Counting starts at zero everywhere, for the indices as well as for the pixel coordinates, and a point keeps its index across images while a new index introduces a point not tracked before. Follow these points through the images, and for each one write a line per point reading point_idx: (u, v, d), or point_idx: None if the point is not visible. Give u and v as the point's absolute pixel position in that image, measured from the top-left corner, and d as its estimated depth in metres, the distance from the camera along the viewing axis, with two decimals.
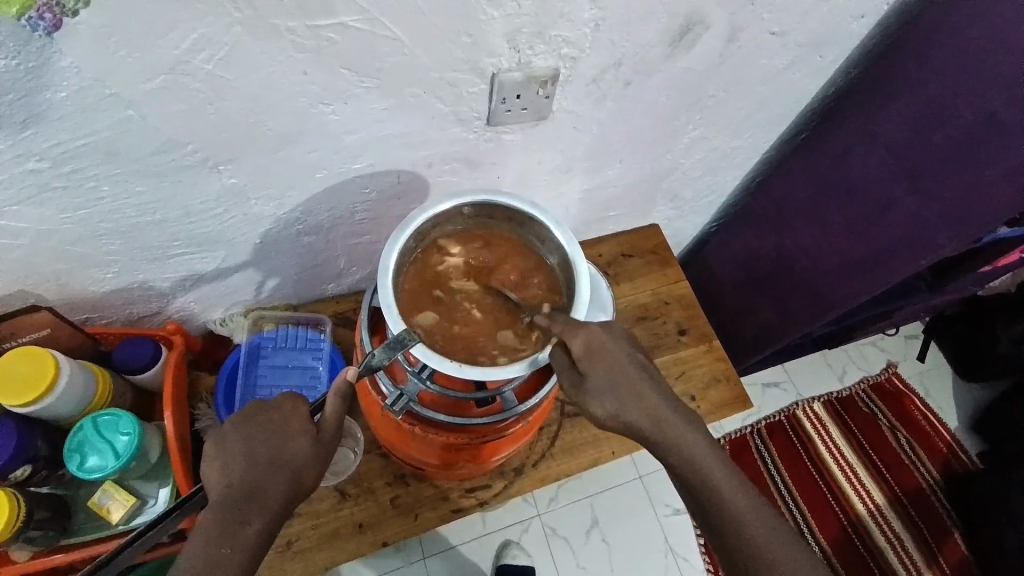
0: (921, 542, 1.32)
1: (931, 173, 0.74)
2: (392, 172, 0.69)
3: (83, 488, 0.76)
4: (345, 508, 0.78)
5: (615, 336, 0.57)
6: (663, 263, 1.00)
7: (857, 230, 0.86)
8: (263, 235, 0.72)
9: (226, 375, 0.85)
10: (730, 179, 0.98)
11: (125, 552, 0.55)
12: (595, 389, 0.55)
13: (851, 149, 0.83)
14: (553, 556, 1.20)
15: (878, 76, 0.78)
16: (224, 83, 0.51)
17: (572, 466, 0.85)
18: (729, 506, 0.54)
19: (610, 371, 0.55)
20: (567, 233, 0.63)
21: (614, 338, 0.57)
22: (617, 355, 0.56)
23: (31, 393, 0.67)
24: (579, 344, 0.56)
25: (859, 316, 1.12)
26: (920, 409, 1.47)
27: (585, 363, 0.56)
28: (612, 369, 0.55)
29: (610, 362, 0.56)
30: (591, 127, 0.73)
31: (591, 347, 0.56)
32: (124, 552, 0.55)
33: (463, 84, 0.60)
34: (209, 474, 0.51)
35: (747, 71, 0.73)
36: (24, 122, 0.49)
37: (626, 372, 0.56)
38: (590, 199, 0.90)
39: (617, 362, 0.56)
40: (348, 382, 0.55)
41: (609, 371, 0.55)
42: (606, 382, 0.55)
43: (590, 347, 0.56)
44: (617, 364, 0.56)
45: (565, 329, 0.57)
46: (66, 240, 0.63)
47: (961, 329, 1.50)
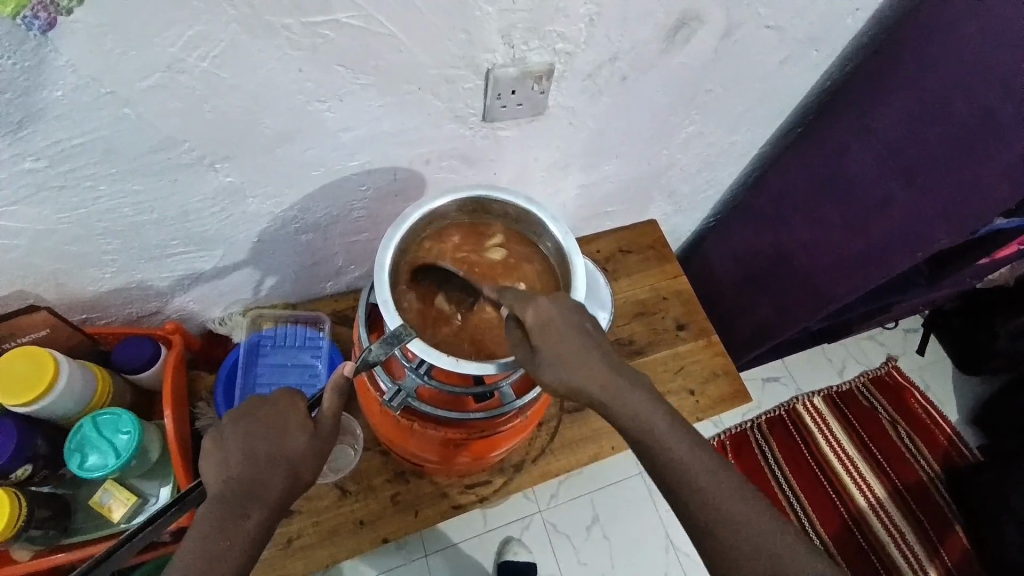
0: (921, 535, 1.32)
1: (926, 167, 0.75)
2: (389, 169, 0.69)
3: (83, 487, 0.76)
4: (346, 506, 0.78)
5: (567, 308, 0.55)
6: (661, 259, 1.00)
7: (854, 224, 0.86)
8: (261, 233, 0.73)
9: (225, 374, 0.85)
10: (728, 175, 0.98)
11: (112, 557, 0.53)
12: (544, 361, 0.53)
13: (848, 143, 0.83)
14: (554, 552, 1.21)
15: (873, 70, 0.78)
16: (219, 81, 0.52)
17: (572, 462, 0.85)
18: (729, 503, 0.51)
19: (559, 344, 0.53)
20: (563, 229, 0.63)
21: (563, 309, 0.55)
22: (565, 326, 0.54)
23: (30, 393, 0.67)
24: (530, 317, 0.54)
25: (858, 310, 1.12)
26: (920, 403, 1.47)
27: (536, 334, 0.54)
28: (561, 341, 0.53)
29: (559, 335, 0.53)
30: (587, 123, 0.73)
31: (542, 319, 0.54)
32: (111, 557, 0.53)
33: (459, 81, 0.60)
34: (208, 470, 0.51)
35: (743, 65, 0.73)
36: (20, 121, 0.49)
37: (577, 344, 0.53)
38: (587, 195, 0.90)
39: (565, 334, 0.53)
40: (345, 377, 0.55)
41: (558, 343, 0.53)
42: (558, 355, 0.53)
43: (541, 320, 0.54)
44: (567, 336, 0.53)
45: (517, 303, 0.55)
46: (64, 239, 0.63)
47: (960, 323, 1.50)
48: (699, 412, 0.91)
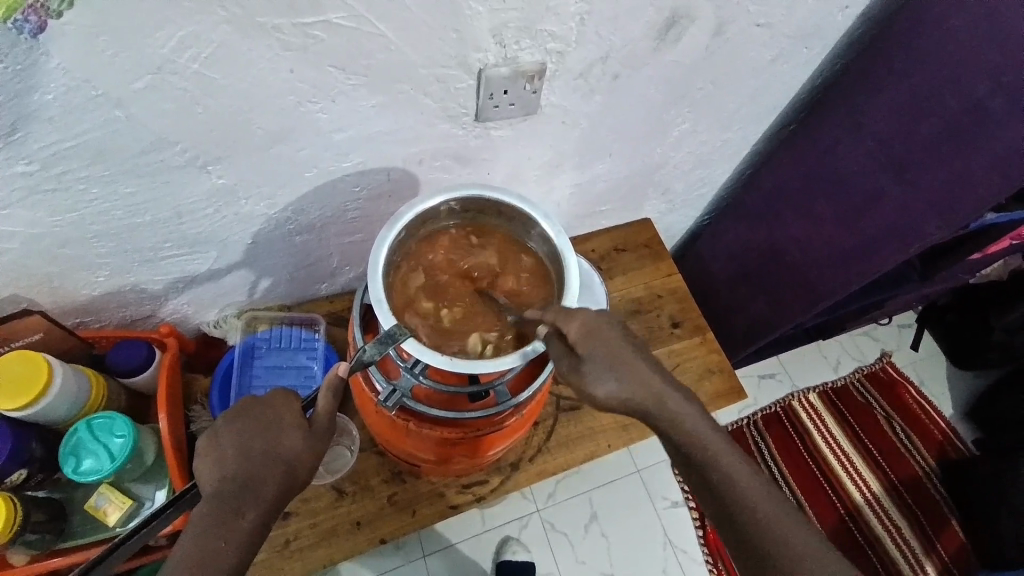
0: (917, 528, 1.33)
1: (915, 160, 0.75)
2: (383, 170, 0.69)
3: (79, 491, 0.76)
4: (343, 507, 0.78)
5: (606, 320, 0.57)
6: (655, 257, 1.01)
7: (846, 220, 0.87)
8: (255, 235, 0.73)
9: (220, 376, 0.85)
10: (721, 172, 0.99)
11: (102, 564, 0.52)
12: (599, 373, 0.55)
13: (839, 139, 0.83)
14: (552, 551, 1.21)
15: (863, 66, 0.78)
16: (212, 82, 0.52)
17: (569, 460, 0.85)
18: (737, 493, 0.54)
19: (609, 353, 0.55)
20: (556, 227, 0.63)
21: (605, 319, 0.57)
22: (610, 336, 0.56)
23: (28, 395, 0.67)
24: (576, 329, 0.55)
25: (851, 306, 1.13)
26: (914, 397, 1.48)
27: (584, 345, 0.55)
28: (608, 350, 0.55)
29: (606, 345, 0.55)
30: (580, 121, 0.74)
31: (588, 328, 0.56)
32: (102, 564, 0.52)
33: (451, 80, 0.60)
34: (202, 470, 0.51)
35: (735, 62, 0.74)
36: (12, 125, 0.49)
37: (626, 351, 0.56)
38: (581, 194, 0.91)
39: (613, 344, 0.56)
40: (340, 377, 0.56)
41: (608, 354, 0.55)
42: (607, 364, 0.55)
43: (587, 330, 0.55)
44: (615, 346, 0.56)
45: (560, 315, 0.56)
46: (57, 243, 0.63)
47: (954, 317, 1.51)
48: None
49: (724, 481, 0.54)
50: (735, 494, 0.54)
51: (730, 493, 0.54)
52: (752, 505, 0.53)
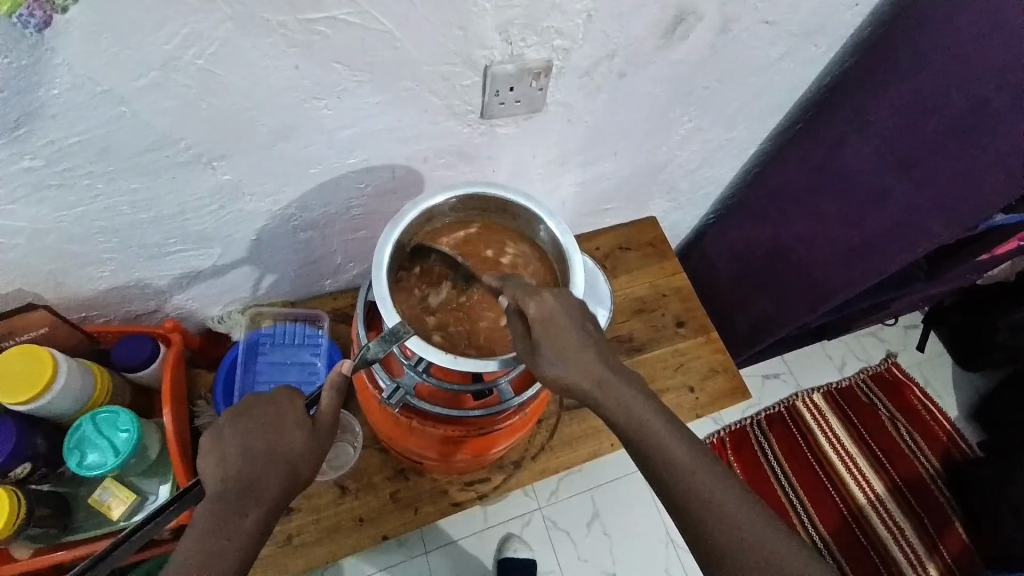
0: (921, 530, 1.33)
1: (921, 159, 0.75)
2: (387, 167, 0.69)
3: (83, 485, 0.76)
4: (345, 503, 0.78)
5: (568, 307, 0.54)
6: (659, 255, 1.00)
7: (852, 219, 0.86)
8: (259, 232, 0.73)
9: (224, 372, 0.85)
10: (726, 171, 0.98)
11: (107, 559, 0.52)
12: (547, 357, 0.52)
13: (845, 138, 0.82)
14: (554, 549, 1.21)
15: (870, 65, 0.78)
16: (215, 78, 0.51)
17: (572, 458, 0.85)
18: (705, 503, 0.51)
19: (561, 339, 0.53)
20: (560, 225, 0.63)
21: (566, 303, 0.55)
22: (567, 323, 0.53)
23: (31, 389, 0.67)
24: (533, 310, 0.53)
25: (857, 305, 1.12)
26: (919, 398, 1.47)
27: (538, 328, 0.53)
28: (562, 335, 0.53)
29: (562, 331, 0.53)
30: (585, 119, 0.73)
31: (544, 313, 0.53)
32: (107, 559, 0.52)
33: (456, 78, 0.60)
34: (205, 467, 0.51)
35: (742, 60, 0.73)
36: (17, 120, 0.49)
37: (578, 338, 0.53)
38: (586, 192, 0.90)
39: (567, 331, 0.53)
40: (343, 375, 0.56)
41: (558, 339, 0.53)
42: (559, 349, 0.53)
43: (543, 314, 0.53)
44: (567, 333, 0.53)
45: (521, 294, 0.55)
46: (63, 238, 0.63)
47: (959, 318, 1.50)
48: (700, 408, 0.91)
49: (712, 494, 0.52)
50: (700, 503, 0.51)
51: (694, 506, 0.51)
52: (718, 515, 0.51)
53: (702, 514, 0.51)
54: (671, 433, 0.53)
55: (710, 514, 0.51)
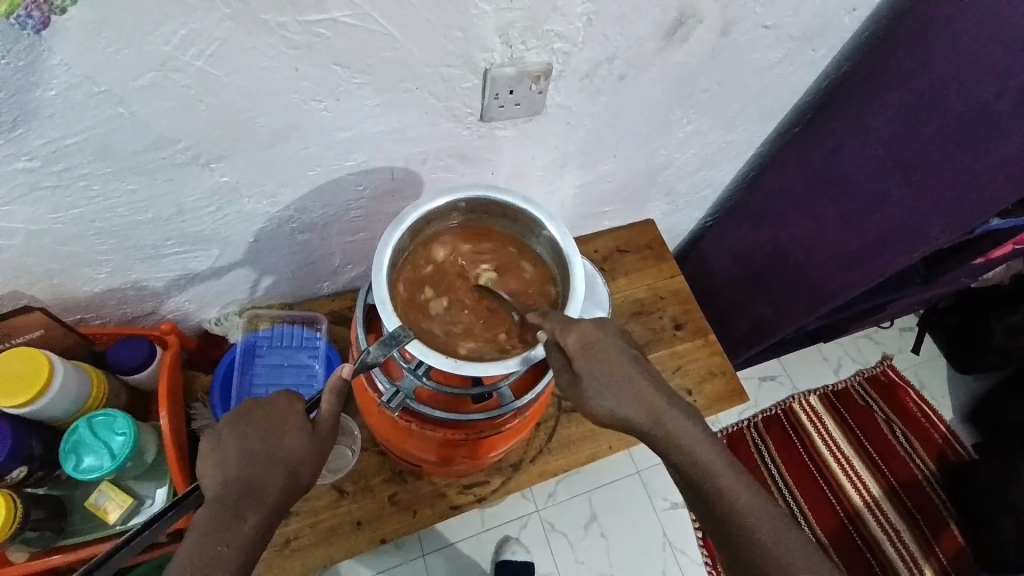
0: (917, 532, 1.33)
1: (921, 163, 0.75)
2: (387, 169, 0.69)
3: (79, 488, 0.76)
4: (343, 506, 0.78)
5: (604, 330, 0.56)
6: (658, 258, 1.00)
7: (850, 222, 0.87)
8: (257, 233, 0.72)
9: (221, 374, 0.85)
10: (725, 173, 0.98)
11: (104, 564, 0.52)
12: (596, 388, 0.55)
13: (844, 141, 0.83)
14: (551, 551, 1.21)
15: (869, 69, 0.78)
16: (216, 79, 0.51)
17: (570, 461, 0.85)
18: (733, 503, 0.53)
19: (608, 367, 0.55)
20: (561, 228, 0.63)
21: (607, 333, 0.57)
22: (610, 348, 0.56)
23: (28, 391, 0.67)
24: (573, 342, 0.55)
25: (854, 308, 1.12)
26: (914, 400, 1.48)
27: (583, 359, 0.55)
28: (606, 364, 0.55)
29: (605, 358, 0.55)
30: (585, 122, 0.73)
31: (587, 342, 0.55)
32: (104, 564, 0.52)
33: (456, 80, 0.60)
34: (204, 471, 0.50)
35: (741, 63, 0.73)
36: (14, 121, 0.48)
37: (625, 366, 0.56)
38: (584, 195, 0.90)
39: (613, 357, 0.55)
40: (344, 379, 0.55)
41: (606, 369, 0.55)
42: (604, 380, 0.55)
43: (586, 343, 0.55)
44: (614, 361, 0.55)
45: (558, 328, 0.56)
46: (59, 239, 0.62)
47: (956, 320, 1.51)
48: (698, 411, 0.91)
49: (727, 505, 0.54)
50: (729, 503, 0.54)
51: (723, 506, 0.54)
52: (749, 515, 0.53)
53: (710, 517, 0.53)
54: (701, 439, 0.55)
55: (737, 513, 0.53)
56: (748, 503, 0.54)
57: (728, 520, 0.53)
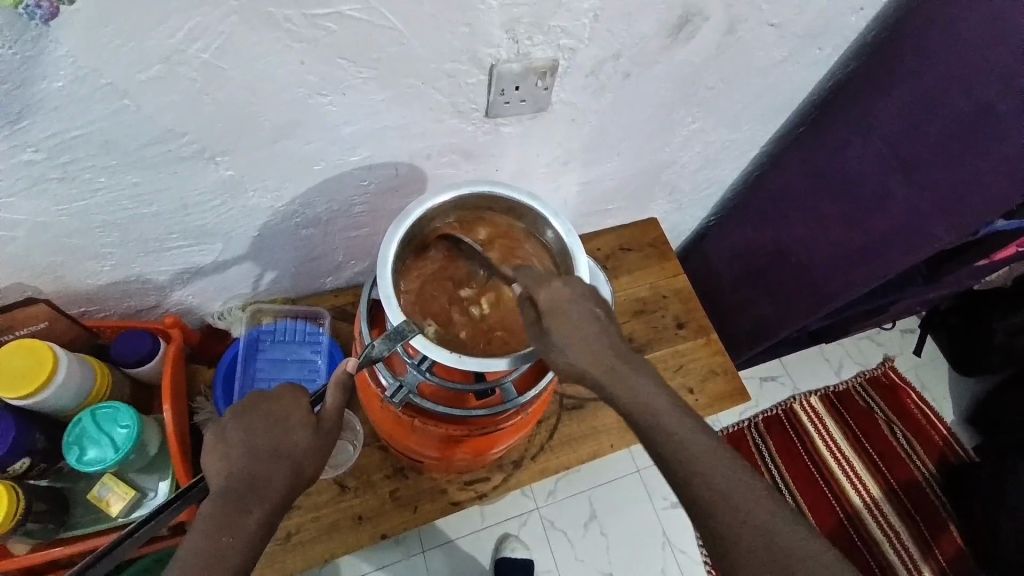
0: (916, 533, 1.33)
1: (925, 162, 0.75)
2: (391, 164, 0.69)
3: (81, 481, 0.76)
4: (344, 501, 0.78)
5: (579, 295, 0.55)
6: (661, 256, 1.00)
7: (854, 223, 0.86)
8: (261, 228, 0.72)
9: (224, 369, 0.85)
10: (728, 173, 0.98)
11: (105, 559, 0.53)
12: (558, 345, 0.53)
13: (849, 141, 0.83)
14: (551, 549, 1.21)
15: (874, 69, 0.78)
16: (221, 72, 0.51)
17: (572, 458, 0.85)
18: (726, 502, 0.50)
19: (574, 327, 0.54)
20: (566, 225, 0.63)
21: (578, 295, 0.55)
22: (579, 310, 0.54)
23: (34, 381, 0.67)
24: (543, 298, 0.55)
25: (856, 309, 1.12)
26: (915, 402, 1.48)
27: (547, 317, 0.54)
28: (570, 322, 0.54)
29: (572, 318, 0.54)
30: (589, 119, 0.73)
31: (554, 302, 0.55)
32: (104, 560, 0.53)
33: (462, 75, 0.60)
34: (209, 464, 0.51)
35: (746, 62, 0.73)
36: (20, 112, 0.48)
37: (593, 328, 0.54)
38: (588, 192, 0.90)
39: (580, 317, 0.54)
40: (348, 373, 0.55)
41: (569, 329, 0.54)
42: (566, 337, 0.53)
43: (552, 303, 0.55)
44: (580, 323, 0.54)
45: (533, 284, 0.57)
46: (63, 232, 0.62)
47: (957, 321, 1.51)
48: (700, 410, 0.91)
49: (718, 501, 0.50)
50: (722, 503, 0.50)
51: (715, 502, 0.50)
52: (743, 514, 0.49)
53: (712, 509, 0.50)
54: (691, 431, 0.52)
55: (731, 513, 0.49)
56: (745, 503, 0.50)
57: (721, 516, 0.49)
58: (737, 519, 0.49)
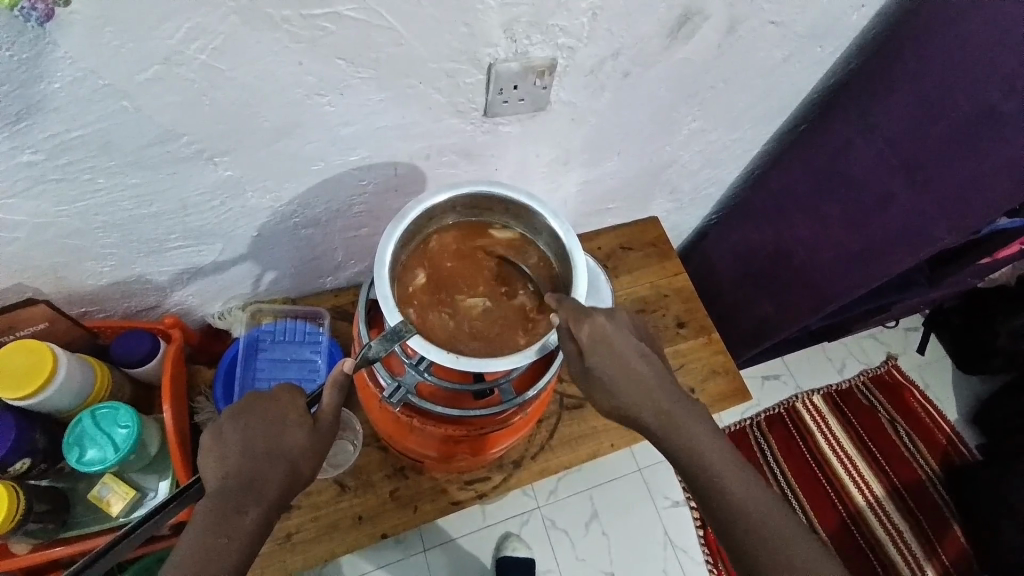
0: (919, 533, 1.33)
1: (926, 164, 0.75)
2: (389, 165, 0.69)
3: (82, 481, 0.76)
4: (345, 501, 0.78)
5: (621, 329, 0.58)
6: (662, 256, 1.00)
7: (855, 223, 0.86)
8: (260, 228, 0.72)
9: (225, 368, 0.85)
10: (730, 172, 0.98)
11: (112, 551, 0.53)
12: (605, 381, 0.57)
13: (850, 140, 0.82)
14: (552, 548, 1.21)
15: (876, 67, 0.77)
16: (220, 73, 0.51)
17: (572, 458, 0.85)
18: (722, 500, 0.55)
19: (615, 363, 0.57)
20: (564, 225, 0.62)
21: (618, 328, 0.58)
22: (623, 344, 0.57)
23: (42, 372, 0.67)
24: (585, 334, 0.56)
25: (858, 308, 1.12)
26: (919, 402, 1.47)
27: (592, 352, 0.57)
28: (617, 363, 0.57)
29: (614, 353, 0.57)
30: (589, 118, 0.73)
31: (597, 337, 0.57)
32: (111, 551, 0.53)
33: (460, 75, 0.59)
34: (206, 464, 0.51)
35: (746, 60, 0.72)
36: (19, 114, 0.48)
37: (630, 362, 0.57)
38: (589, 191, 0.90)
39: (623, 351, 0.57)
40: (344, 373, 0.55)
41: (612, 363, 0.57)
42: (611, 379, 0.57)
43: (596, 337, 0.57)
44: (625, 359, 0.57)
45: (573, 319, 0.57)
46: (62, 233, 0.62)
47: (960, 321, 1.51)
48: None
49: (735, 510, 0.54)
50: (720, 498, 0.55)
51: (732, 506, 0.54)
52: (760, 521, 0.54)
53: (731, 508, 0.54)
54: (704, 436, 0.57)
55: (749, 524, 0.53)
56: (760, 510, 0.54)
57: (732, 517, 0.54)
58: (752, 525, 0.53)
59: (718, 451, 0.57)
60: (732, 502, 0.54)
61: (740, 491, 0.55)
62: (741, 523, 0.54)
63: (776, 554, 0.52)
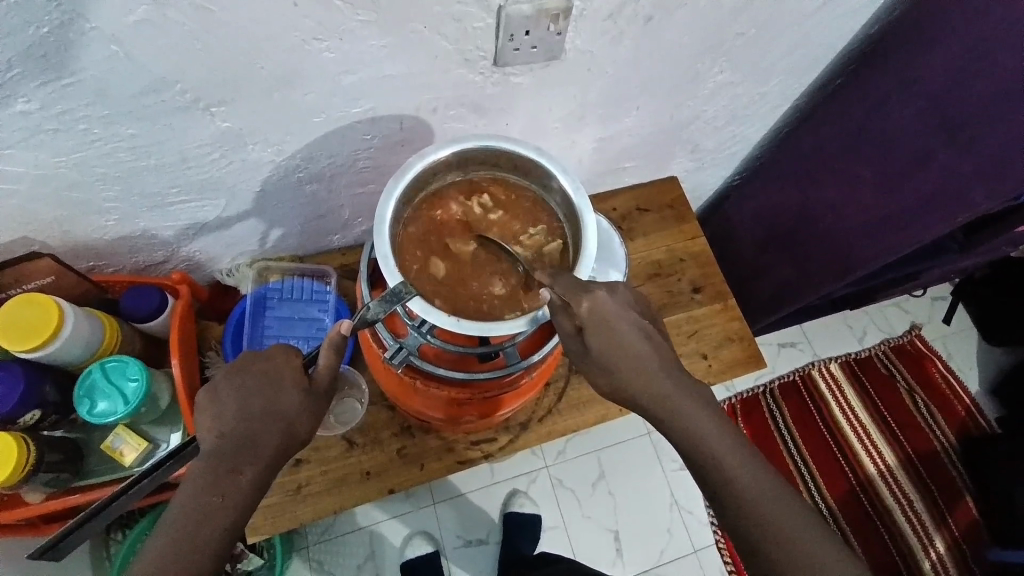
0: (931, 504, 1.31)
1: (972, 121, 0.69)
2: (395, 118, 0.66)
3: (95, 431, 0.78)
4: (352, 456, 0.79)
5: (621, 306, 0.54)
6: (679, 218, 0.96)
7: (888, 187, 0.80)
8: (263, 183, 0.70)
9: (232, 324, 0.85)
10: (756, 129, 0.93)
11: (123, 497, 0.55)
12: (598, 358, 0.54)
13: (888, 97, 0.77)
14: (558, 506, 1.23)
15: (923, 15, 0.71)
16: (211, 16, 0.48)
17: (578, 421, 0.84)
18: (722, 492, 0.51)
19: (614, 344, 0.53)
20: (573, 181, 0.60)
21: (619, 303, 0.54)
22: (623, 323, 0.53)
23: (49, 309, 0.68)
24: (585, 311, 0.53)
25: (885, 275, 1.07)
26: (941, 371, 1.44)
27: (589, 332, 0.53)
28: (614, 344, 0.53)
29: (614, 334, 0.53)
30: (607, 70, 0.68)
31: (596, 314, 0.53)
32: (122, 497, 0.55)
33: (468, 19, 0.55)
34: (203, 422, 0.50)
35: (782, 5, 0.66)
36: (8, 62, 0.46)
37: (630, 341, 0.53)
38: (605, 149, 0.86)
39: (623, 331, 0.53)
40: (342, 335, 0.54)
41: (610, 343, 0.53)
42: (608, 359, 0.54)
43: (597, 316, 0.53)
44: (623, 342, 0.53)
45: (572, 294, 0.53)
46: (65, 185, 0.61)
47: (989, 293, 1.45)
48: (710, 376, 0.89)
49: (748, 496, 0.50)
50: (720, 490, 0.51)
51: (746, 494, 0.50)
52: (772, 508, 0.50)
53: (746, 495, 0.50)
54: (703, 424, 0.52)
55: (763, 510, 0.50)
56: (767, 495, 0.50)
57: (742, 505, 0.50)
58: (761, 514, 0.49)
59: (717, 444, 0.52)
60: (739, 498, 0.50)
61: (742, 480, 0.50)
62: (744, 517, 0.50)
63: (778, 546, 0.48)
